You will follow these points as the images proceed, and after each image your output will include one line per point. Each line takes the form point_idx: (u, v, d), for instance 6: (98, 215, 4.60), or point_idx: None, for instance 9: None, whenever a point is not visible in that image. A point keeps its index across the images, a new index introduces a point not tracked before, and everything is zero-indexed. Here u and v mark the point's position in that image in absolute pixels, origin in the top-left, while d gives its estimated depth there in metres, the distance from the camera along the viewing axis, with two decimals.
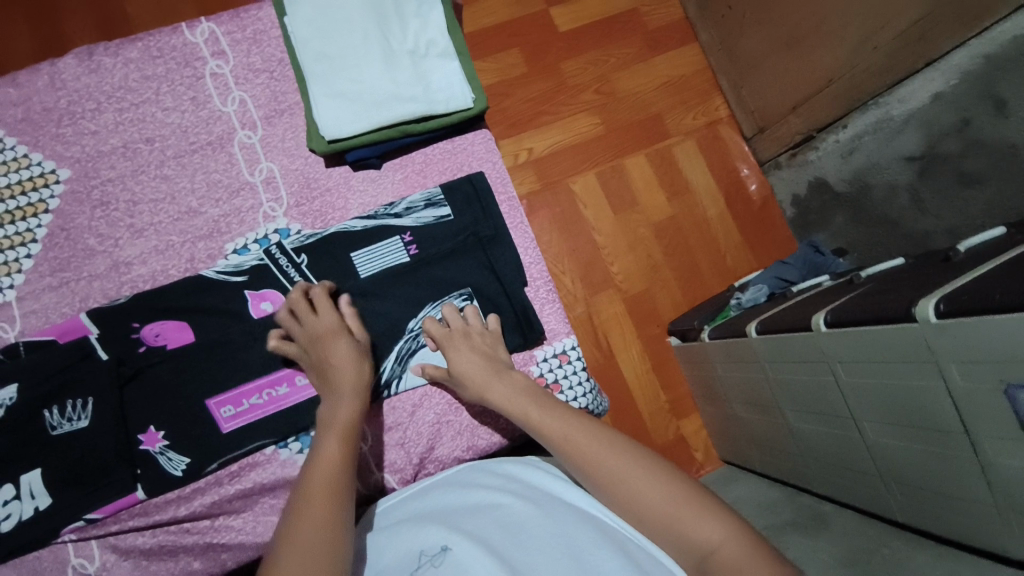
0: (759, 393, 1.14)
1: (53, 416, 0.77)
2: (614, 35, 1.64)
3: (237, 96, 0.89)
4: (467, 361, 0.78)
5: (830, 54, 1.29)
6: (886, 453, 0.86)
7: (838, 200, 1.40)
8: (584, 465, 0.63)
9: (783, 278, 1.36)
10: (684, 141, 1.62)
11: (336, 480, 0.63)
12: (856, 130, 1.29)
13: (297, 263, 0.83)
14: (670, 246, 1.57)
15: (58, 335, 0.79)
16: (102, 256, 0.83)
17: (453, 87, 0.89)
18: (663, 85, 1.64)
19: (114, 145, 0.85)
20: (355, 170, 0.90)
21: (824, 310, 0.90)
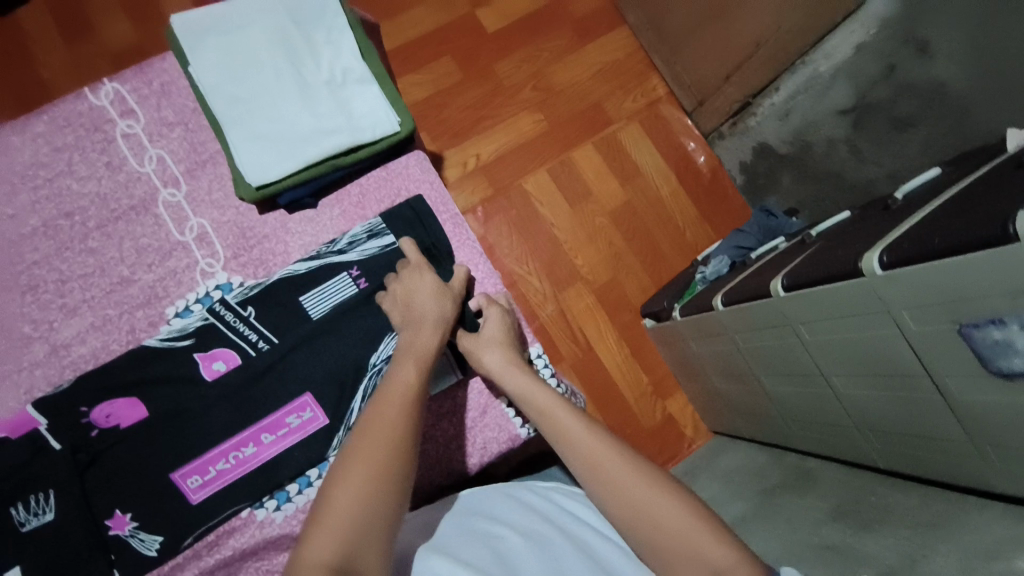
0: (733, 363, 1.16)
1: (19, 513, 0.73)
2: (542, 29, 1.64)
3: (154, 154, 0.86)
4: (501, 334, 0.80)
5: (754, 21, 1.28)
6: (857, 404, 0.88)
7: (783, 161, 1.43)
8: (588, 471, 0.60)
9: (740, 246, 1.37)
10: (628, 125, 1.63)
11: (408, 397, 0.65)
12: (789, 92, 1.37)
13: (244, 317, 0.81)
14: (630, 231, 1.58)
15: (10, 430, 0.75)
16: (39, 342, 0.79)
17: (377, 111, 0.87)
18: (598, 72, 1.64)
19: (35, 226, 0.82)
20: (290, 212, 0.88)
21: (779, 275, 0.91)
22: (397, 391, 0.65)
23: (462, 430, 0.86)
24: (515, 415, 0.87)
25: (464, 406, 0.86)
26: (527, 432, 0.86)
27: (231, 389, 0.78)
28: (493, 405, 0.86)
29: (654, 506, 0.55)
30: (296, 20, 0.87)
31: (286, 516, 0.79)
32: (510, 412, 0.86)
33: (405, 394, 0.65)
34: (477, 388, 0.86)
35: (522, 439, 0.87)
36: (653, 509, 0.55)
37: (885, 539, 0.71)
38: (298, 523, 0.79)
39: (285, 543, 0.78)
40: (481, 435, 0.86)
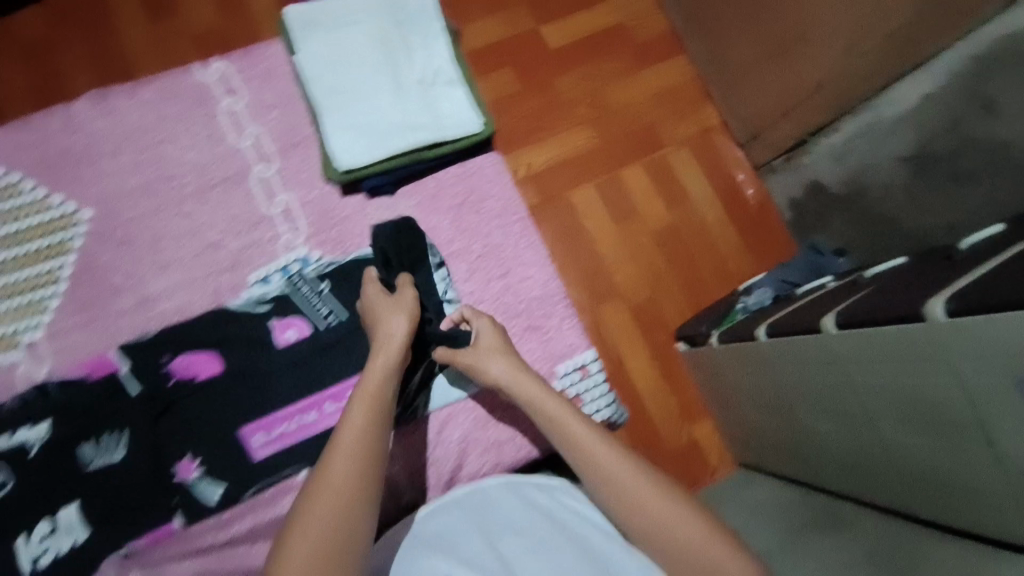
0: (769, 395, 1.17)
1: (89, 450, 0.78)
2: (605, 49, 1.68)
3: (252, 131, 0.91)
4: (496, 345, 0.79)
5: (814, 63, 1.32)
6: (898, 448, 0.88)
7: (834, 202, 1.43)
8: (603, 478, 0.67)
9: (785, 279, 1.42)
10: (679, 150, 1.65)
11: (360, 447, 0.64)
12: (850, 133, 1.35)
13: (319, 291, 0.86)
14: (671, 254, 1.59)
15: (89, 370, 0.80)
16: (129, 293, 0.84)
17: (463, 113, 0.92)
18: (656, 96, 1.67)
19: (135, 185, 0.86)
20: (370, 197, 0.92)
21: (831, 312, 0.93)
22: (352, 437, 0.64)
23: (512, 424, 0.90)
24: None
25: (517, 400, 0.91)
26: None
27: (300, 357, 0.83)
28: None
29: (649, 505, 0.64)
30: (401, 23, 0.94)
31: None
32: None
33: (359, 439, 0.64)
34: None
35: None
36: (660, 518, 0.63)
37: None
38: None
39: None
40: (530, 430, 0.90)
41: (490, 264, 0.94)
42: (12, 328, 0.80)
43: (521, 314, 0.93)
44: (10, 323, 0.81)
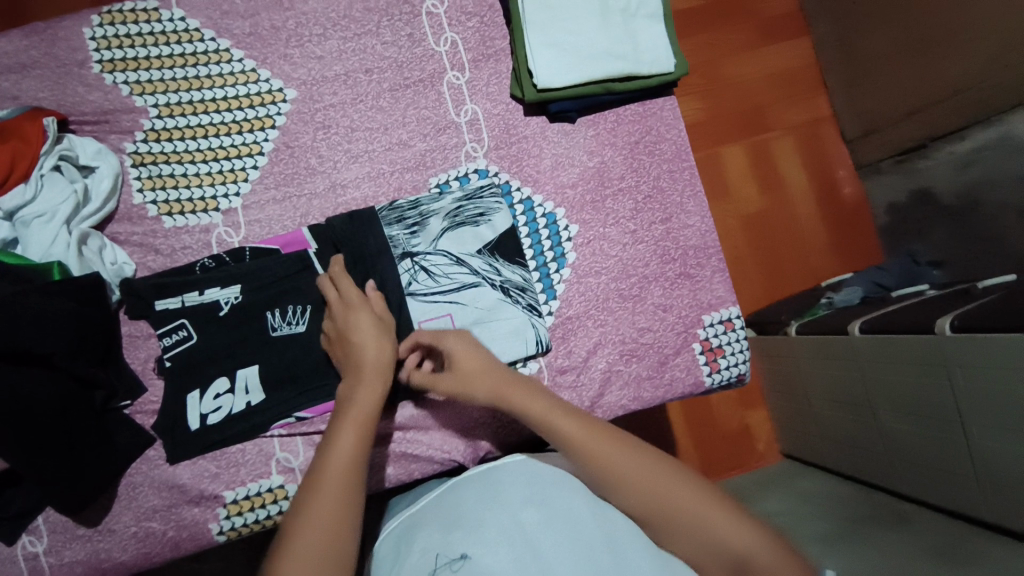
0: (851, 391, 1.16)
1: (275, 318, 0.82)
2: (727, 19, 1.58)
3: (449, 37, 0.92)
4: (474, 362, 0.77)
5: (959, 64, 1.25)
6: (988, 458, 0.89)
7: (941, 213, 1.35)
8: (598, 466, 0.66)
9: (880, 284, 1.34)
10: (785, 136, 1.58)
11: (344, 468, 0.64)
12: (976, 145, 1.26)
13: (464, 220, 0.88)
14: (760, 241, 1.55)
15: (283, 245, 0.84)
16: (321, 176, 0.88)
17: (660, 49, 0.92)
18: (769, 77, 1.59)
19: (338, 72, 0.89)
20: (552, 121, 0.94)
21: (948, 316, 0.93)
22: (333, 470, 0.64)
23: (655, 363, 0.93)
24: (703, 362, 0.95)
25: (662, 342, 0.94)
26: (712, 381, 0.95)
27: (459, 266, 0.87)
28: (687, 348, 0.94)
29: (657, 484, 0.64)
30: None
31: None
32: (700, 359, 0.95)
33: (341, 470, 0.64)
34: (676, 329, 0.94)
35: (704, 386, 0.95)
36: (673, 503, 0.62)
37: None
38: None
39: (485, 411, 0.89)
40: (671, 371, 0.93)
41: (655, 207, 0.96)
42: (212, 192, 0.85)
43: (676, 260, 0.96)
44: (212, 186, 0.85)
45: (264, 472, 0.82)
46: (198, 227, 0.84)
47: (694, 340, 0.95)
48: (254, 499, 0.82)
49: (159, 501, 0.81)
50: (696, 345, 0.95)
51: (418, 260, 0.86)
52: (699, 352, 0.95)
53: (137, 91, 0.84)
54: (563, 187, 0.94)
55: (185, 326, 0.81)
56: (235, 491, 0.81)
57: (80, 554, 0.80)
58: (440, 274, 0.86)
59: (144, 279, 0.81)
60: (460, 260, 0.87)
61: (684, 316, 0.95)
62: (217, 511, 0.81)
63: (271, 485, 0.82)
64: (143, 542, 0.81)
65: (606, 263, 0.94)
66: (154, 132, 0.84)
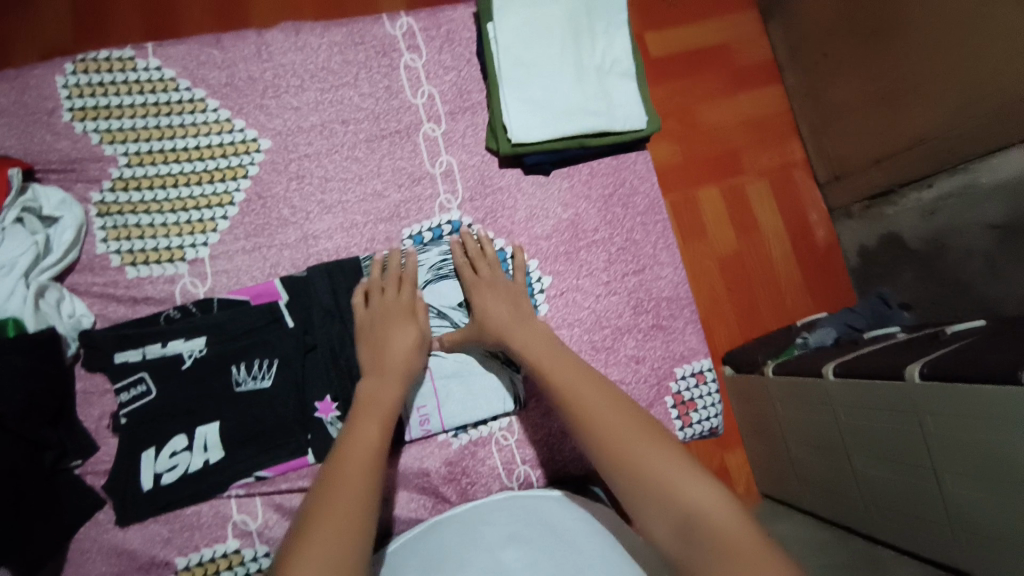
0: (825, 437, 1.14)
1: (239, 372, 0.80)
2: (701, 67, 1.63)
3: (427, 90, 0.93)
4: (501, 285, 0.82)
5: (921, 115, 1.28)
6: (963, 509, 0.86)
7: (910, 256, 1.37)
8: (576, 411, 0.62)
9: (852, 325, 1.34)
10: (758, 180, 1.62)
11: (367, 458, 0.62)
12: (941, 192, 1.26)
13: (450, 273, 0.88)
14: (734, 282, 1.57)
15: (252, 297, 0.82)
16: (293, 227, 0.86)
17: (633, 106, 0.94)
18: (743, 123, 1.63)
19: (313, 123, 0.89)
20: (527, 173, 0.95)
21: (918, 362, 0.92)
22: (356, 453, 0.62)
23: None
24: (676, 417, 0.94)
25: (635, 396, 0.93)
26: (685, 436, 0.94)
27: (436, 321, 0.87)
28: (660, 401, 0.93)
29: (627, 439, 0.57)
30: (590, 8, 0.94)
31: (460, 445, 0.88)
32: (672, 412, 0.94)
33: (367, 452, 0.63)
34: (650, 382, 0.94)
35: (677, 440, 0.94)
36: (645, 465, 0.54)
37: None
38: (469, 453, 0.87)
39: (454, 466, 0.87)
40: None
41: (628, 258, 0.96)
42: (179, 241, 0.83)
43: (650, 312, 0.96)
44: (179, 237, 0.83)
45: (220, 536, 0.78)
46: (162, 277, 0.82)
47: (666, 394, 0.94)
48: (208, 565, 0.78)
49: (107, 568, 0.76)
50: (668, 398, 0.94)
51: None
52: (672, 406, 0.94)
53: (106, 139, 0.83)
54: (538, 239, 0.94)
55: (144, 380, 0.78)
56: (188, 557, 0.78)
57: None
58: None
59: (104, 330, 0.79)
60: (441, 314, 0.87)
61: (656, 369, 0.94)
62: None
63: (226, 550, 0.78)
64: None
65: (580, 315, 0.93)
66: (121, 181, 0.83)
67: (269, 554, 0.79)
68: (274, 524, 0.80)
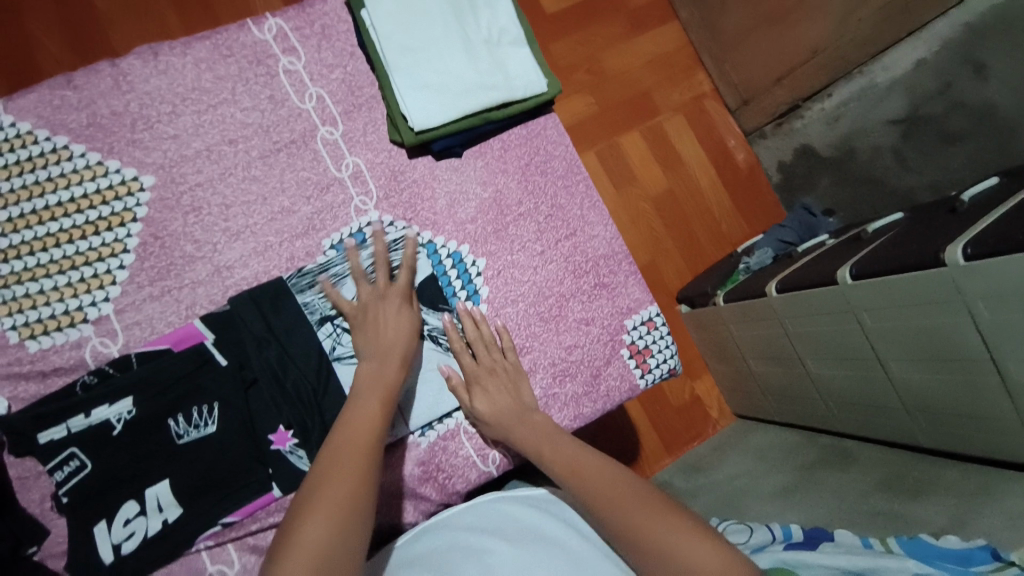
0: (777, 346, 1.20)
1: (178, 425, 0.76)
2: (597, 16, 1.61)
3: (314, 92, 0.88)
4: (499, 376, 0.85)
5: (815, 27, 1.35)
6: (915, 389, 0.91)
7: (824, 163, 1.49)
8: (582, 482, 0.70)
9: (784, 240, 1.42)
10: (675, 116, 1.63)
11: (370, 434, 0.69)
12: (842, 97, 1.44)
13: None
14: (670, 220, 1.60)
15: (174, 343, 0.78)
16: (203, 262, 0.82)
17: (529, 71, 0.92)
18: (649, 63, 1.63)
19: (198, 149, 0.83)
20: (439, 159, 0.92)
21: (847, 264, 0.96)
22: (359, 430, 0.69)
23: (589, 377, 0.94)
24: (634, 367, 0.96)
25: (592, 356, 0.94)
26: (646, 383, 0.96)
27: None
28: (616, 356, 0.95)
29: (634, 506, 0.64)
30: None
31: (429, 442, 0.87)
32: (631, 363, 0.96)
33: (366, 429, 0.70)
34: (603, 339, 0.95)
35: (640, 388, 0.96)
36: (648, 530, 0.61)
37: (930, 505, 0.82)
38: (441, 447, 0.87)
39: (427, 463, 0.86)
40: (606, 382, 0.94)
41: (558, 224, 0.96)
42: (78, 303, 0.77)
43: (589, 272, 0.96)
44: (75, 297, 0.77)
45: None
46: (67, 344, 0.77)
47: (621, 346, 0.96)
48: None
49: None
50: (624, 350, 0.96)
51: (338, 322, 0.83)
52: (628, 357, 0.96)
53: None
54: (463, 223, 0.92)
55: (76, 454, 0.73)
56: None
57: None
58: None
59: (22, 411, 0.73)
60: None
61: (606, 325, 0.96)
62: None
63: None
64: None
65: (522, 290, 0.93)
66: (2, 251, 0.76)
67: None
68: (252, 566, 0.78)
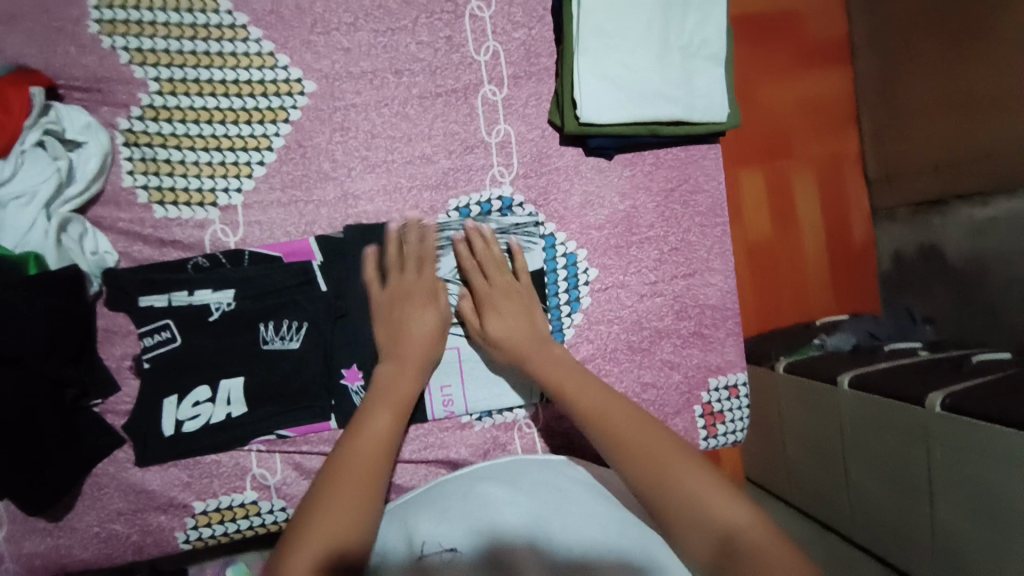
0: (824, 441, 1.09)
1: (267, 330, 0.77)
2: (767, 35, 1.46)
3: (491, 46, 0.83)
4: (510, 297, 0.79)
5: (995, 129, 1.12)
6: (953, 536, 0.85)
7: (944, 271, 1.27)
8: (606, 426, 0.65)
9: (874, 334, 1.28)
10: (806, 168, 1.48)
11: (382, 450, 0.64)
12: (997, 214, 1.14)
13: None
14: (762, 274, 1.47)
15: (286, 253, 0.79)
16: (333, 183, 0.80)
17: (715, 95, 0.85)
18: (803, 103, 1.48)
19: (364, 69, 0.80)
20: (588, 155, 0.87)
21: (941, 390, 0.86)
22: (371, 444, 0.64)
23: None
24: (701, 426, 0.92)
25: (664, 401, 0.91)
26: (707, 446, 0.93)
27: None
28: (688, 409, 0.92)
29: (669, 455, 0.61)
30: None
31: (483, 427, 0.86)
32: (700, 422, 0.92)
33: (378, 445, 0.65)
34: (680, 390, 0.91)
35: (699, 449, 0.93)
36: (687, 484, 0.58)
37: None
38: (492, 437, 0.86)
39: (475, 447, 0.85)
40: None
41: (680, 260, 0.91)
42: (212, 184, 0.77)
43: (692, 319, 0.92)
44: (211, 178, 0.77)
45: (238, 486, 0.79)
46: (191, 221, 0.77)
47: (695, 403, 0.92)
48: (224, 512, 0.79)
49: (124, 504, 0.77)
50: (697, 408, 0.92)
51: None
52: (699, 416, 0.92)
53: (137, 60, 0.75)
54: (589, 228, 0.88)
55: (169, 327, 0.75)
56: (205, 502, 0.78)
57: (39, 548, 0.76)
58: (455, 304, 0.83)
59: (131, 271, 0.75)
60: None
61: (688, 377, 0.92)
62: (184, 521, 0.78)
63: (244, 501, 0.79)
64: (104, 544, 0.77)
65: (620, 313, 0.89)
66: (152, 109, 0.75)
67: (286, 509, 0.80)
68: (292, 482, 0.80)
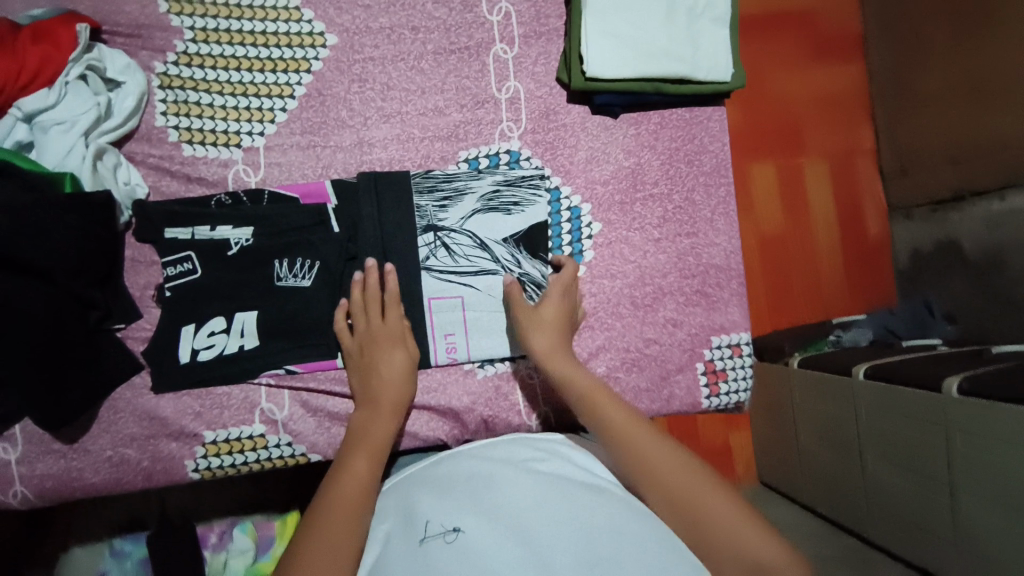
0: (840, 431, 1.04)
1: (282, 268, 0.81)
2: (781, 31, 1.49)
3: (503, 7, 0.88)
4: (554, 316, 0.79)
5: (1009, 117, 1.08)
6: (977, 533, 0.78)
7: (965, 265, 1.22)
8: (633, 457, 0.63)
9: (889, 330, 1.38)
10: (819, 162, 1.49)
11: (360, 490, 0.63)
12: (1015, 207, 1.09)
13: (496, 205, 0.86)
14: (773, 263, 1.47)
15: (302, 195, 0.82)
16: (349, 131, 0.85)
17: (719, 56, 0.88)
18: (816, 99, 1.50)
19: (382, 25, 0.85)
20: (594, 113, 0.90)
21: (957, 375, 0.82)
22: (347, 484, 0.64)
23: (657, 377, 0.91)
24: (704, 385, 0.92)
25: (667, 357, 0.91)
26: (710, 404, 0.92)
27: (478, 251, 0.86)
28: (690, 366, 0.92)
29: (692, 488, 0.60)
30: None
31: (485, 376, 0.87)
32: (702, 380, 0.92)
33: (354, 484, 0.64)
34: (683, 347, 0.92)
35: (702, 407, 0.93)
36: (717, 523, 0.57)
37: None
38: (494, 385, 0.87)
39: (476, 394, 0.87)
40: (671, 388, 0.91)
41: (684, 219, 0.93)
42: (237, 127, 0.82)
43: (696, 277, 0.93)
44: (236, 121, 0.82)
45: (246, 419, 0.81)
46: (216, 160, 0.82)
47: (698, 360, 0.92)
48: (233, 444, 0.81)
49: (138, 430, 0.80)
50: (699, 365, 0.92)
51: (441, 236, 0.85)
52: (702, 373, 0.92)
53: (175, 10, 0.81)
54: (594, 183, 0.90)
55: (191, 259, 0.79)
56: (215, 432, 0.81)
57: (51, 470, 0.79)
58: (461, 255, 0.85)
59: (158, 204, 0.80)
60: (484, 244, 0.86)
61: (690, 334, 0.92)
62: (194, 449, 0.81)
63: (252, 433, 0.82)
64: (116, 468, 0.80)
65: (624, 268, 0.91)
66: (186, 56, 0.81)
67: (292, 444, 0.82)
68: (298, 417, 0.83)
